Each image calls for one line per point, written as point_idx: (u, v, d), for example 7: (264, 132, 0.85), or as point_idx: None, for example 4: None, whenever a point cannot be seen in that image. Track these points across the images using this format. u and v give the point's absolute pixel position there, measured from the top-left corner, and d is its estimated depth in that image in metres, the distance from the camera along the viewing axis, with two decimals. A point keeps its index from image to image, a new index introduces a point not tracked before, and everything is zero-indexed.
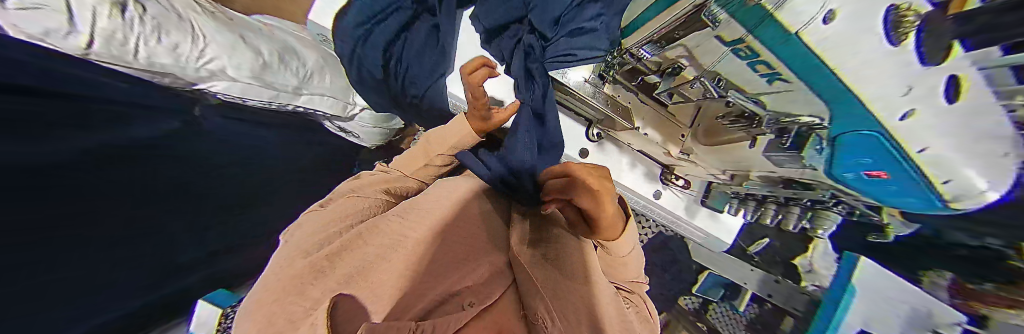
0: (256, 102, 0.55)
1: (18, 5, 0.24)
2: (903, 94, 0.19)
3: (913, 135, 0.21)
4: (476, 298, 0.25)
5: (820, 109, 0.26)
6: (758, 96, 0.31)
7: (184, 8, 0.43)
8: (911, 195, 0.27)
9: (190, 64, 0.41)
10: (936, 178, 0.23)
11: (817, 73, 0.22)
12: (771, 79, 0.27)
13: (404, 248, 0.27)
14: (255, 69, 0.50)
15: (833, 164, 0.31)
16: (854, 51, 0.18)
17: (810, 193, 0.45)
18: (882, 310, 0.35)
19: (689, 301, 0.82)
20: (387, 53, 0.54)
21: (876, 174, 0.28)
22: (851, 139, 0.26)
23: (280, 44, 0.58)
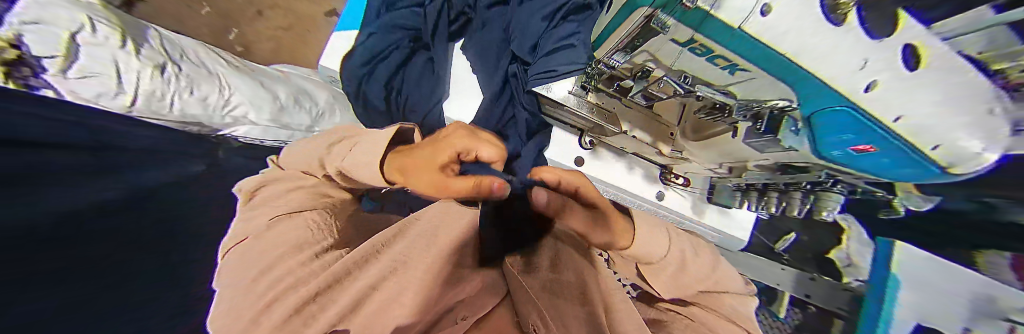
0: (273, 143, 0.61)
1: (79, 76, 0.34)
2: (861, 67, 0.17)
3: (884, 108, 0.19)
4: (469, 311, 0.33)
5: (787, 91, 0.24)
6: (727, 88, 0.30)
7: (215, 65, 0.54)
8: (906, 164, 0.24)
9: (218, 112, 0.49)
10: (922, 146, 0.21)
11: (778, 63, 0.20)
12: (732, 70, 0.26)
13: (409, 278, 0.29)
14: (274, 111, 0.56)
15: (817, 142, 0.28)
16: (796, 35, 0.17)
17: (806, 175, 0.39)
18: (941, 305, 0.31)
19: None
20: (389, 86, 0.59)
21: (862, 149, 0.25)
22: (825, 114, 0.24)
23: (295, 87, 0.64)
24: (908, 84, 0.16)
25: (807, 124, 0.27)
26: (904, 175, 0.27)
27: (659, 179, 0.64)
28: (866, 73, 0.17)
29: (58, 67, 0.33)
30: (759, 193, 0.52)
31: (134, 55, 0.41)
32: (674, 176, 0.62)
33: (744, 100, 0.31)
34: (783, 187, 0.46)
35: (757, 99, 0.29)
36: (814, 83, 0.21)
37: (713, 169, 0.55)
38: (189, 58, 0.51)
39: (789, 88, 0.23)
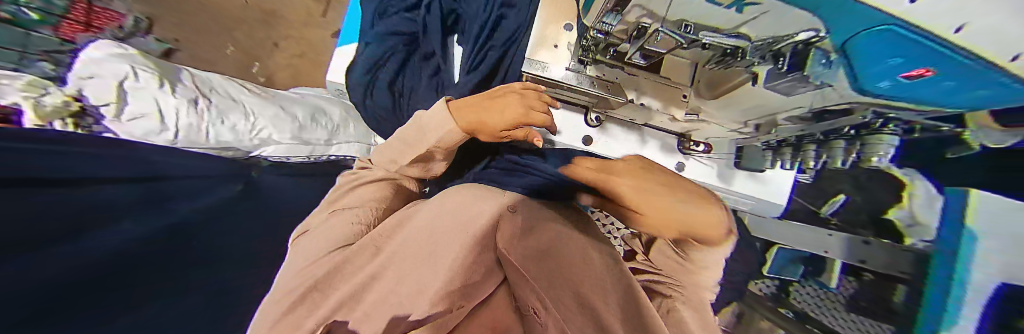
0: (299, 159, 0.68)
1: (131, 117, 0.47)
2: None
3: (943, 14, 0.13)
4: (464, 299, 0.30)
5: (812, 18, 0.20)
6: (739, 30, 0.27)
7: (240, 94, 0.64)
8: (984, 87, 0.18)
9: (245, 137, 0.59)
10: (999, 58, 0.14)
11: None
12: (738, 7, 0.22)
13: (427, 253, 0.34)
14: (293, 130, 0.65)
15: (859, 77, 0.24)
16: None
17: (848, 118, 0.32)
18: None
19: (765, 284, 0.78)
20: (394, 92, 0.61)
21: (914, 74, 0.19)
22: (868, 38, 0.19)
23: (309, 105, 0.71)
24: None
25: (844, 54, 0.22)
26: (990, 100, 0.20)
27: (678, 148, 0.59)
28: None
29: (116, 113, 0.46)
30: (790, 147, 0.46)
31: (172, 94, 0.52)
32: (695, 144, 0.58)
33: (762, 41, 0.28)
34: (819, 135, 0.40)
35: (777, 40, 0.26)
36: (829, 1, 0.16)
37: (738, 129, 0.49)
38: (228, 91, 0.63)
39: (808, 13, 0.20)
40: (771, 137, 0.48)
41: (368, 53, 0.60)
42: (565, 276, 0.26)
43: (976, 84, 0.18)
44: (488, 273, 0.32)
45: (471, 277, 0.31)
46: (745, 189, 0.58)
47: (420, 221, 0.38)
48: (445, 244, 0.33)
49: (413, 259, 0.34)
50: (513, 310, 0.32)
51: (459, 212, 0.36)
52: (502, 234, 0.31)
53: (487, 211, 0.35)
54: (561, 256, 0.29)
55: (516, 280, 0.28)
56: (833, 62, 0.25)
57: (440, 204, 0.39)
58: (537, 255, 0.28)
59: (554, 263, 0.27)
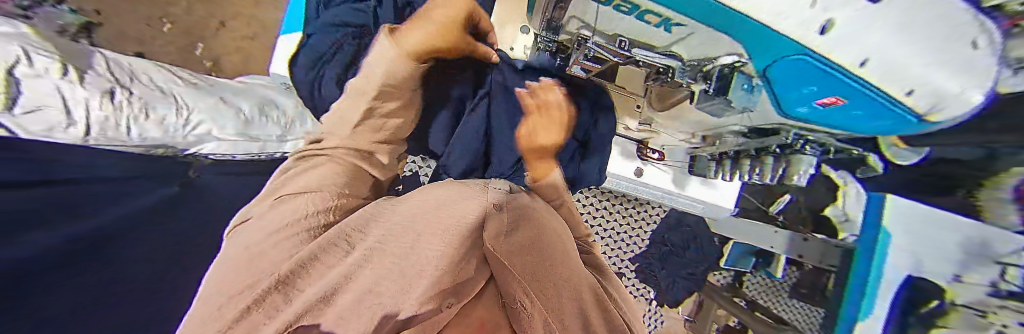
0: (245, 157, 0.58)
1: (24, 110, 0.32)
2: (812, 4, 0.15)
3: (840, 47, 0.18)
4: (456, 297, 0.22)
5: (733, 47, 0.24)
6: (670, 48, 0.30)
7: (168, 84, 0.49)
8: (879, 116, 0.23)
9: (178, 132, 0.46)
10: (897, 92, 0.20)
11: (723, 18, 0.19)
12: (666, 27, 0.25)
13: (419, 247, 0.28)
14: (239, 126, 0.53)
15: (779, 101, 0.29)
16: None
17: (775, 138, 0.40)
18: (942, 261, 0.44)
19: (720, 276, 0.96)
20: (343, 87, 0.56)
21: (830, 103, 0.24)
22: (779, 69, 0.23)
23: (257, 97, 0.61)
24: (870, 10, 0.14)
25: (764, 82, 0.27)
26: (876, 130, 0.27)
27: (635, 154, 0.64)
28: (823, 10, 0.15)
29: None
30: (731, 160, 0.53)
31: (79, 84, 0.37)
32: (651, 150, 0.62)
33: (690, 60, 0.31)
34: (753, 153, 0.48)
35: (709, 60, 0.29)
36: (768, 39, 0.20)
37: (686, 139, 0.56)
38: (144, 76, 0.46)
39: (733, 41, 0.23)
40: (710, 149, 0.55)
41: (313, 49, 0.54)
42: (558, 286, 0.30)
43: (870, 116, 0.24)
44: (477, 272, 0.29)
45: (465, 274, 0.26)
46: (696, 194, 0.66)
47: (400, 217, 0.35)
48: (435, 229, 0.31)
49: (397, 251, 0.28)
50: (497, 306, 0.26)
51: (431, 201, 0.38)
52: (489, 231, 0.31)
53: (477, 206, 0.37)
54: (546, 257, 0.34)
55: (500, 268, 0.28)
56: (754, 87, 0.30)
57: (424, 203, 0.38)
58: (521, 251, 0.31)
59: (534, 260, 0.31)
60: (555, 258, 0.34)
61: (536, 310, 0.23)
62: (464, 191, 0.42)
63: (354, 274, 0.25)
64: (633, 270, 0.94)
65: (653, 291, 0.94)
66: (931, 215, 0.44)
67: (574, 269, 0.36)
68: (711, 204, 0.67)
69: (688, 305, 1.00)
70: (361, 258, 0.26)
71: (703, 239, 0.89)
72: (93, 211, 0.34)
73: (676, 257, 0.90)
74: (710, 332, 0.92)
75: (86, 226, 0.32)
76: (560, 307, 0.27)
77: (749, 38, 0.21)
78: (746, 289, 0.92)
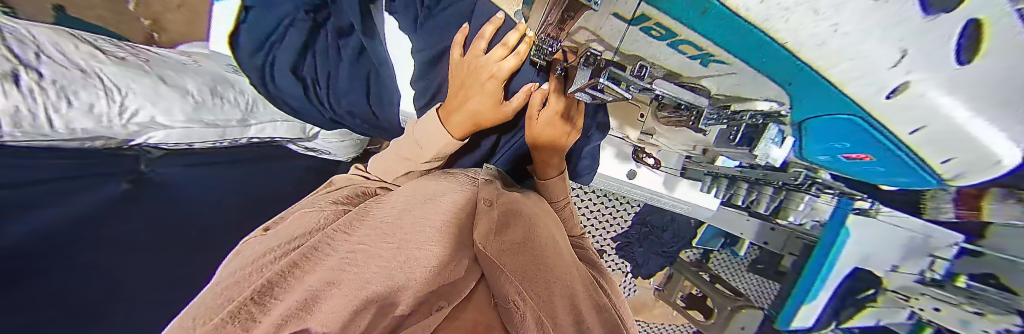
0: (205, 144, 0.53)
1: None
2: (893, 65, 0.13)
3: (896, 109, 0.17)
4: (446, 299, 0.25)
5: (775, 91, 0.22)
6: (699, 81, 0.26)
7: (87, 59, 0.40)
8: (900, 172, 0.26)
9: (115, 122, 0.40)
10: (934, 158, 0.22)
11: (773, 57, 0.16)
12: (704, 61, 0.22)
13: (411, 245, 0.29)
14: (187, 110, 0.47)
15: (806, 149, 0.30)
16: (822, 51, 0.13)
17: (784, 174, 0.43)
18: (879, 252, 0.48)
19: (692, 252, 1.02)
20: (301, 76, 0.50)
21: (856, 157, 0.27)
22: (818, 122, 0.23)
23: (207, 75, 0.54)
24: (950, 75, 0.13)
25: (796, 132, 0.27)
26: (891, 180, 0.30)
27: (632, 157, 0.64)
28: (905, 73, 0.13)
29: None
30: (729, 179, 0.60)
31: None
32: (646, 156, 0.62)
33: (719, 97, 0.29)
34: (753, 179, 0.53)
35: (742, 102, 0.28)
36: (820, 91, 0.18)
37: (686, 150, 0.54)
38: (46, 48, 0.36)
39: (778, 87, 0.21)
40: (706, 165, 0.57)
41: (254, 28, 0.46)
42: (550, 285, 0.31)
43: (899, 170, 0.26)
44: (467, 272, 0.29)
45: (456, 273, 0.28)
46: (682, 194, 0.67)
47: (385, 214, 0.34)
48: (422, 227, 0.31)
49: (383, 253, 0.28)
50: (487, 305, 0.28)
51: (416, 195, 0.37)
52: (479, 229, 0.32)
53: (460, 198, 0.37)
54: (540, 251, 0.34)
55: (492, 268, 0.29)
56: (783, 141, 0.31)
57: (411, 196, 0.37)
58: (514, 247, 0.32)
59: (527, 255, 0.32)
60: (548, 251, 0.35)
61: (528, 312, 0.26)
62: (453, 184, 0.40)
63: (336, 281, 0.24)
64: (613, 247, 1.00)
65: (629, 266, 1.03)
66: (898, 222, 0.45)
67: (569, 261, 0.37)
68: (694, 203, 0.70)
69: (660, 277, 1.08)
70: (341, 261, 0.26)
71: (680, 223, 0.95)
72: (23, 217, 0.30)
73: (653, 237, 0.97)
74: (675, 299, 1.03)
75: (25, 234, 0.29)
76: (551, 303, 0.28)
77: (798, 86, 0.19)
78: (712, 264, 1.00)
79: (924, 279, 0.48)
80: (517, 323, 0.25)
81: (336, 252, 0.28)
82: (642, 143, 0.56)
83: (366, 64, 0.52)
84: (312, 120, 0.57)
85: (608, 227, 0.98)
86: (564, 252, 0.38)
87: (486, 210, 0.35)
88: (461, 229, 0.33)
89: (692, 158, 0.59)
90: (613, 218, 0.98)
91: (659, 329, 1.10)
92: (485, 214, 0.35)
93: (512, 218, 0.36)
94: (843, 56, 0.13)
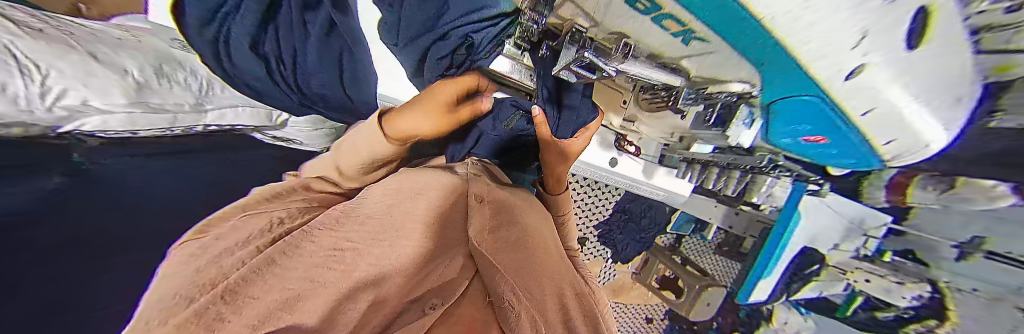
0: (151, 131, 0.48)
1: None
2: (854, 47, 0.17)
3: (855, 91, 0.21)
4: (438, 298, 0.24)
5: (750, 74, 0.26)
6: (686, 59, 0.29)
7: None
8: (852, 154, 0.33)
9: (36, 105, 0.34)
10: (882, 140, 0.27)
11: (753, 36, 0.19)
12: (684, 38, 0.24)
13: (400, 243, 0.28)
14: (130, 93, 0.42)
15: (777, 133, 0.36)
16: (799, 33, 0.17)
17: (750, 157, 0.48)
18: (824, 233, 0.54)
19: (667, 237, 1.10)
20: (259, 51, 0.46)
21: (816, 140, 0.33)
22: (789, 104, 0.28)
23: (148, 52, 0.48)
24: (895, 59, 0.17)
25: (768, 114, 0.33)
26: (839, 161, 0.37)
27: (613, 145, 0.66)
28: (863, 54, 0.17)
29: None
30: (703, 165, 0.65)
31: None
32: (628, 144, 0.65)
33: (700, 79, 0.31)
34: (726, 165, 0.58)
35: (717, 84, 0.30)
36: (790, 71, 0.22)
37: (667, 137, 0.60)
38: None
39: (753, 67, 0.24)
40: (682, 152, 0.61)
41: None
42: (541, 284, 0.31)
43: (847, 152, 0.33)
44: (462, 269, 0.30)
45: (447, 274, 0.28)
46: (660, 182, 0.71)
47: (371, 209, 0.33)
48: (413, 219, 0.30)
49: (376, 251, 0.27)
50: (483, 303, 0.27)
51: (405, 188, 0.36)
52: (473, 226, 0.32)
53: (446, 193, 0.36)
54: (531, 250, 0.35)
55: (486, 263, 0.30)
56: (752, 123, 0.36)
57: (399, 192, 0.35)
58: (510, 246, 0.33)
59: (520, 254, 0.33)
60: (540, 252, 0.36)
61: (524, 312, 0.24)
62: (445, 178, 0.39)
63: (318, 279, 0.22)
64: (595, 235, 1.05)
65: (610, 251, 1.09)
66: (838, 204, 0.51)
67: (553, 258, 0.38)
68: (671, 191, 0.74)
69: (637, 261, 1.14)
70: (326, 260, 0.24)
71: (656, 209, 1.01)
72: None
73: (631, 223, 1.02)
74: (649, 281, 1.09)
75: None
76: (541, 299, 0.29)
77: (775, 66, 0.23)
78: (685, 248, 1.07)
79: (859, 255, 0.56)
80: (512, 323, 0.24)
81: (319, 250, 0.26)
82: (624, 130, 0.60)
83: (336, 42, 0.46)
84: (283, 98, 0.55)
85: (590, 215, 1.01)
86: (552, 251, 0.39)
87: (482, 212, 0.35)
88: (450, 223, 0.33)
89: (671, 145, 0.63)
90: (594, 207, 1.01)
91: (635, 308, 1.18)
92: (478, 209, 0.36)
93: (501, 217, 0.37)
94: (816, 35, 0.16)
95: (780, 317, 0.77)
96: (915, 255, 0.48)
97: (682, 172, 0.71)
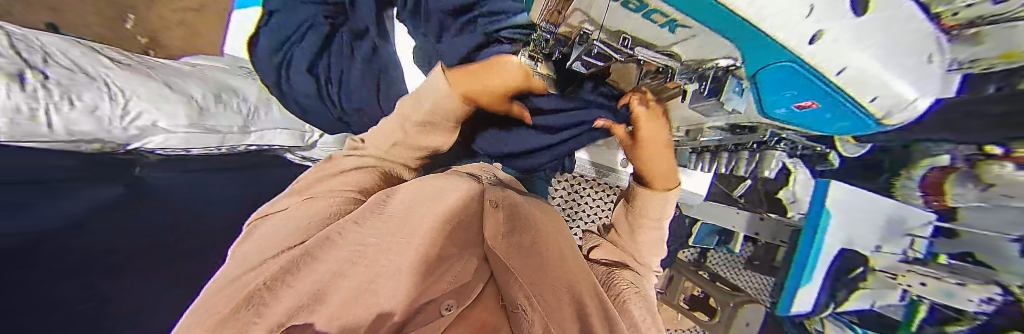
0: (203, 150, 0.53)
1: None
2: (806, 15, 0.19)
3: (827, 55, 0.21)
4: (454, 300, 0.23)
5: (727, 50, 0.25)
6: (668, 48, 0.29)
7: (90, 64, 0.40)
8: (844, 121, 0.30)
9: (116, 125, 0.39)
10: (864, 99, 0.26)
11: (717, 15, 0.21)
12: (670, 27, 0.26)
13: (417, 237, 0.26)
14: (191, 116, 0.48)
15: (765, 104, 0.31)
16: (771, 2, 0.18)
17: (752, 137, 0.50)
18: (862, 230, 0.51)
19: (689, 252, 1.06)
20: (313, 72, 0.53)
21: (804, 106, 0.29)
22: (766, 75, 0.26)
23: (212, 83, 0.55)
24: (849, 25, 0.19)
25: (751, 87, 0.29)
26: (842, 129, 0.33)
27: (622, 147, 0.65)
28: (817, 22, 0.19)
29: None
30: (714, 154, 0.66)
31: None
32: None
33: (687, 62, 0.31)
34: (734, 147, 0.60)
35: (706, 63, 0.30)
36: (756, 44, 0.22)
37: None
38: (55, 54, 0.38)
39: (728, 42, 0.24)
40: (690, 145, 0.61)
41: (277, 31, 0.50)
42: (551, 289, 0.30)
43: (840, 114, 0.29)
44: (476, 272, 0.29)
45: (463, 275, 0.27)
46: None
47: (396, 208, 0.32)
48: (437, 215, 0.30)
49: (395, 246, 0.25)
50: (496, 307, 0.26)
51: (426, 191, 0.35)
52: (490, 230, 0.33)
53: (459, 196, 0.35)
54: (547, 260, 0.35)
55: (498, 263, 0.30)
56: (744, 90, 0.30)
57: (417, 196, 0.34)
58: (522, 249, 0.33)
59: (532, 258, 0.33)
60: (554, 260, 0.36)
61: (535, 317, 0.24)
62: (463, 184, 0.40)
63: (346, 273, 0.22)
64: None
65: None
66: (864, 197, 0.49)
67: (569, 264, 0.37)
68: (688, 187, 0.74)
69: (660, 279, 1.08)
70: (352, 254, 0.24)
71: (675, 221, 0.98)
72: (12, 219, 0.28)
73: None
74: (678, 301, 1.02)
75: (21, 230, 0.28)
76: (558, 309, 0.27)
77: (739, 39, 0.23)
78: (711, 263, 1.01)
79: (908, 259, 0.52)
80: (522, 324, 0.23)
81: (347, 244, 0.26)
82: None
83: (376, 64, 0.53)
84: (315, 122, 0.61)
85: None
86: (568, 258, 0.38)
87: (493, 219, 0.36)
88: (465, 224, 0.33)
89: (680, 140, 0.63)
90: None
91: None
92: (492, 213, 0.37)
93: (515, 223, 0.37)
94: (772, 8, 0.18)
95: None
96: (976, 258, 0.45)
97: (693, 163, 0.71)
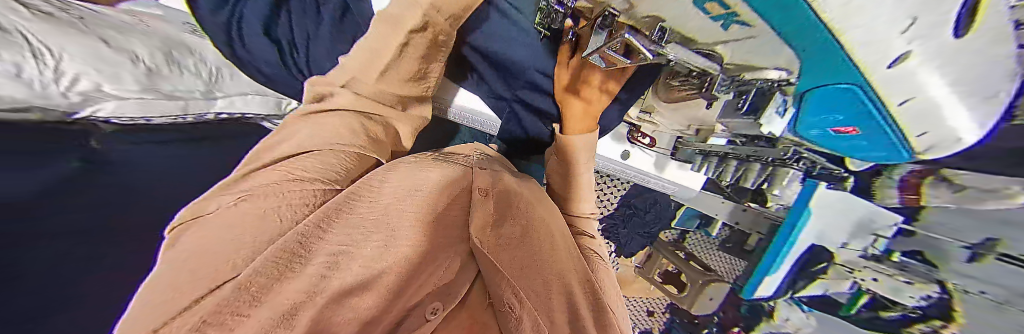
0: (162, 119, 0.47)
1: None
2: (902, 33, 0.15)
3: (888, 82, 0.20)
4: (439, 301, 0.25)
5: (789, 59, 0.24)
6: (714, 47, 0.28)
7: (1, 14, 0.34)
8: (882, 148, 0.31)
9: (52, 88, 0.35)
10: (913, 132, 0.25)
11: (801, 16, 0.17)
12: (725, 22, 0.23)
13: (403, 239, 0.25)
14: (139, 80, 0.44)
15: (802, 122, 0.33)
16: (850, 12, 0.15)
17: (772, 151, 0.48)
18: (837, 228, 0.52)
19: (670, 232, 1.09)
20: (272, 36, 0.48)
21: (845, 130, 0.30)
22: (822, 89, 0.25)
23: (158, 39, 0.49)
24: (938, 54, 0.16)
25: (797, 104, 0.31)
26: (871, 154, 0.34)
27: (626, 137, 0.69)
28: (908, 43, 0.15)
29: None
30: (719, 159, 0.64)
31: None
32: (640, 136, 0.67)
33: (731, 66, 0.30)
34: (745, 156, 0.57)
35: (752, 71, 0.30)
36: (831, 59, 0.20)
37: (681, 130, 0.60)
38: None
39: (794, 52, 0.22)
40: (696, 145, 0.62)
41: None
42: (541, 283, 0.31)
43: (878, 143, 0.29)
44: (464, 269, 0.29)
45: (446, 277, 0.27)
46: (670, 175, 0.74)
47: (369, 206, 0.29)
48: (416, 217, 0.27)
49: (374, 249, 0.24)
50: (484, 306, 0.29)
51: (408, 182, 0.33)
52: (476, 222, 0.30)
53: (445, 191, 0.33)
54: (537, 248, 0.34)
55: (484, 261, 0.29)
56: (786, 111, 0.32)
57: (399, 190, 0.31)
58: (513, 245, 0.32)
59: (523, 254, 0.32)
60: (544, 247, 0.35)
61: (524, 315, 0.25)
62: (448, 172, 0.38)
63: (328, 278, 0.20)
64: (599, 228, 1.07)
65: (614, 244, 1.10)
66: (850, 200, 0.49)
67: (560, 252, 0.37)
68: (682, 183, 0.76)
69: (640, 256, 1.14)
70: (329, 256, 0.21)
71: (661, 205, 1.01)
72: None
73: (637, 218, 1.05)
74: (652, 276, 1.09)
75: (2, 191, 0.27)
76: (547, 301, 0.29)
77: (811, 50, 0.21)
78: (687, 243, 1.05)
79: (868, 255, 0.53)
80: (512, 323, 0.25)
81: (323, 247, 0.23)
82: (640, 121, 0.64)
83: (350, 27, 0.47)
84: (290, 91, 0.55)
85: None
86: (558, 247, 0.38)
87: (480, 210, 0.34)
88: (448, 221, 0.31)
89: (685, 139, 0.64)
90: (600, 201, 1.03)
91: (637, 301, 1.19)
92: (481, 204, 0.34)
93: (503, 212, 0.35)
94: (861, 15, 0.15)
95: (780, 314, 0.76)
96: (924, 256, 0.45)
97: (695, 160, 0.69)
